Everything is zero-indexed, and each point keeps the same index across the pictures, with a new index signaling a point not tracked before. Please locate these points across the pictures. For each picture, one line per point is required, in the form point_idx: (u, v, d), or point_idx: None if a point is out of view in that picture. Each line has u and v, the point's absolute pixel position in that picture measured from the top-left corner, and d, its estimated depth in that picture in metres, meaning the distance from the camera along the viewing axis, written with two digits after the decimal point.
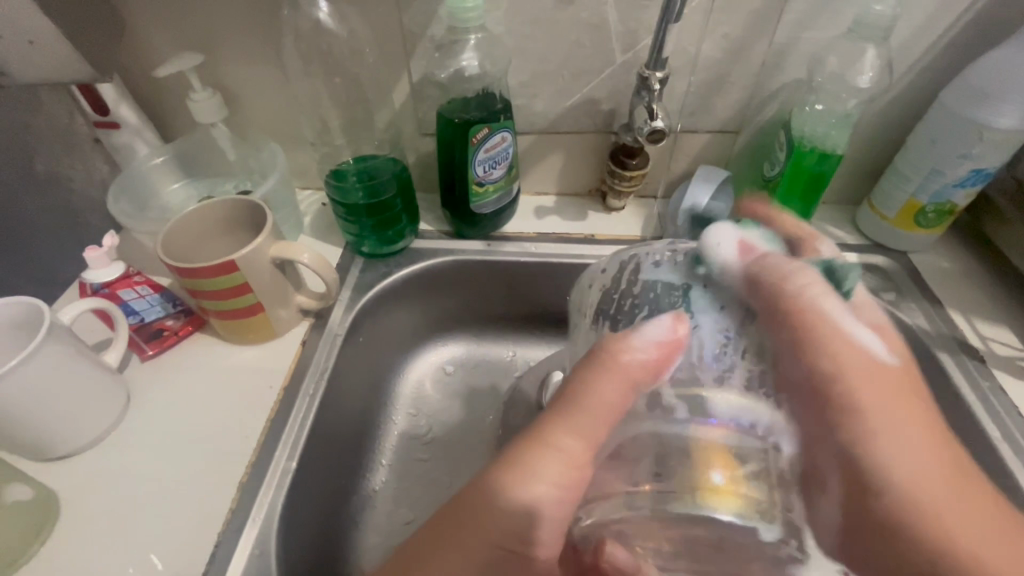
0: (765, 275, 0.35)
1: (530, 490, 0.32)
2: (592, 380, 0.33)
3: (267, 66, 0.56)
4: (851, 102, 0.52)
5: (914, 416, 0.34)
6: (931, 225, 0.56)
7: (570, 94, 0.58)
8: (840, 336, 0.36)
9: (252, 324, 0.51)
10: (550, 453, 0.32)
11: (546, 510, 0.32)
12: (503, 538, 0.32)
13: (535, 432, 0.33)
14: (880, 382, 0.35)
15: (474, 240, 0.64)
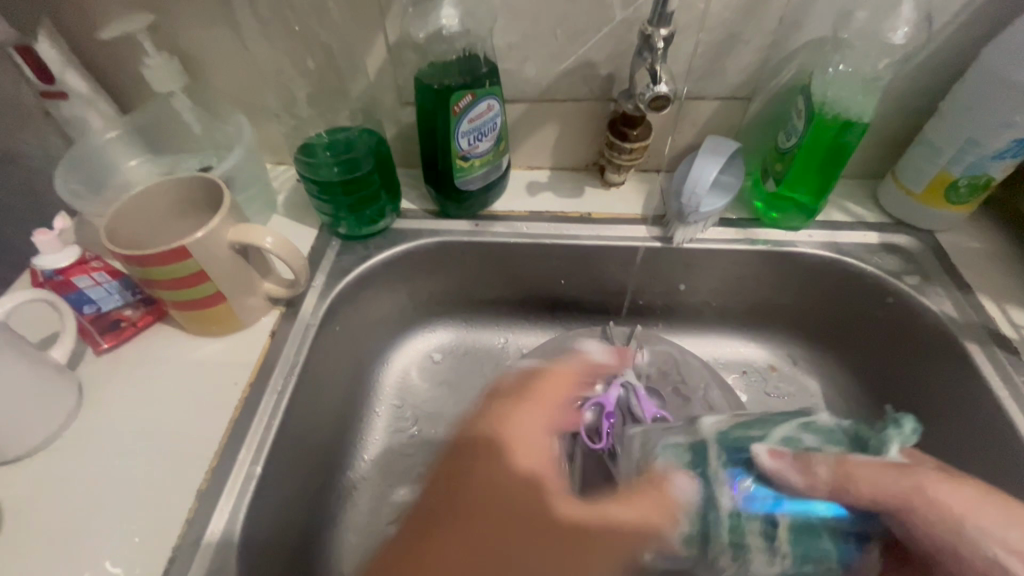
0: (847, 478, 0.35)
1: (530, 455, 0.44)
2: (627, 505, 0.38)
3: (226, 27, 0.51)
4: (882, 63, 0.46)
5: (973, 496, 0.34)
6: (962, 201, 0.51)
7: (563, 57, 0.52)
8: (866, 470, 0.35)
9: (216, 315, 0.47)
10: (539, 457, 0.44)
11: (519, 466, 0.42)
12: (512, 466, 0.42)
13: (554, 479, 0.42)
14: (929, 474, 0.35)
15: (461, 220, 0.59)
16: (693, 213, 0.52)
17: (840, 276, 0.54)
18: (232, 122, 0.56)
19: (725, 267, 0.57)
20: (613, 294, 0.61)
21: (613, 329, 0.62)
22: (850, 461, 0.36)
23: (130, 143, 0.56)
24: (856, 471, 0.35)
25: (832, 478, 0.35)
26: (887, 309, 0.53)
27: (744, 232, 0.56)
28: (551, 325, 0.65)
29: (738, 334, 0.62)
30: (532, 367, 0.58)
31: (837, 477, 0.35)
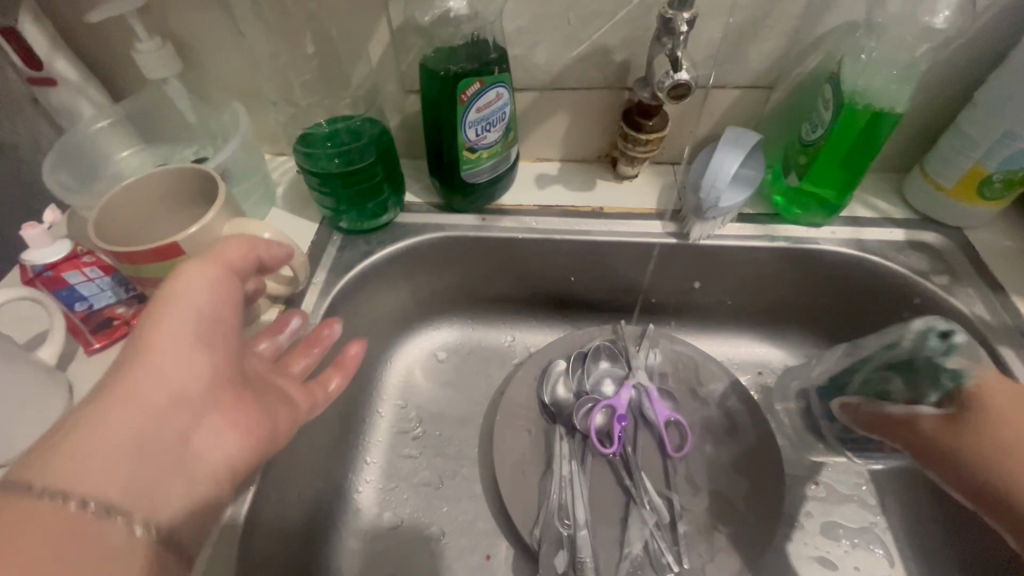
0: (880, 425, 0.44)
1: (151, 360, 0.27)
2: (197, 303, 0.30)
3: (220, 11, 0.48)
4: (920, 49, 0.43)
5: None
6: (995, 197, 0.48)
7: (575, 43, 0.49)
8: (899, 423, 0.42)
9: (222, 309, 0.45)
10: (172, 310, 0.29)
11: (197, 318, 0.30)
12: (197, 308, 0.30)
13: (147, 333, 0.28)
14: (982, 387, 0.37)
15: (467, 214, 0.56)
16: (711, 208, 0.49)
17: (863, 275, 0.52)
18: (228, 111, 0.53)
19: (743, 264, 0.54)
20: (624, 292, 0.59)
21: (625, 327, 0.58)
22: (892, 413, 0.42)
23: (122, 133, 0.54)
24: (894, 421, 0.42)
25: (874, 427, 0.44)
26: (913, 310, 0.51)
27: (763, 229, 0.53)
28: (559, 323, 0.63)
29: (753, 333, 0.60)
30: (542, 365, 0.56)
31: (881, 430, 0.44)
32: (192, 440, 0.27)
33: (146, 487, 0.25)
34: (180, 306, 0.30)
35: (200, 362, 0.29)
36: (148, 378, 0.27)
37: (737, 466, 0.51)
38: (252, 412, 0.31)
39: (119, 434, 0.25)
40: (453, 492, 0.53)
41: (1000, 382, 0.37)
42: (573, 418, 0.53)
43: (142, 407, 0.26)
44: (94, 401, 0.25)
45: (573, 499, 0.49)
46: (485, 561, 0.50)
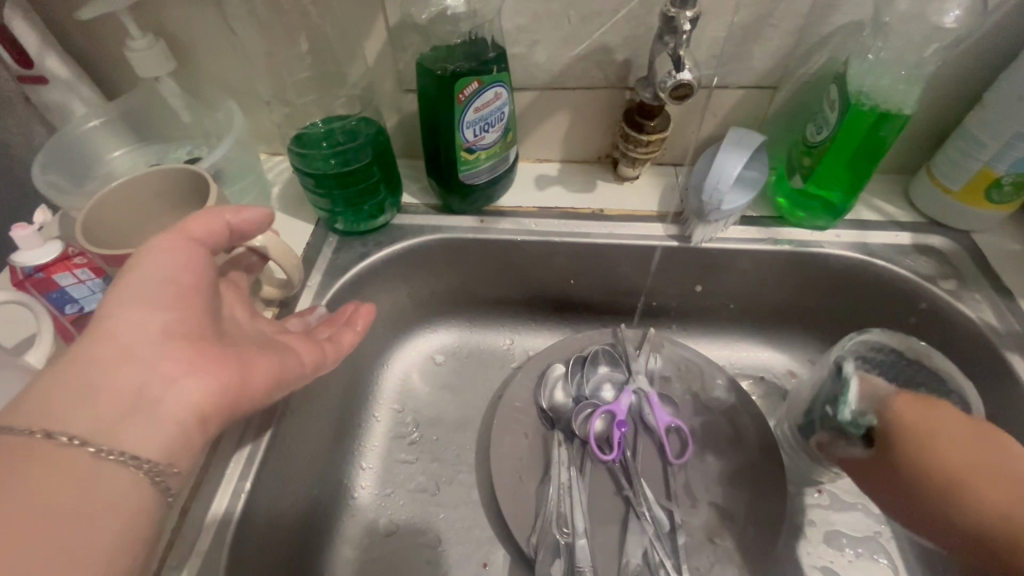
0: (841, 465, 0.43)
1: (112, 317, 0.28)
2: (161, 262, 0.30)
3: (214, 8, 0.47)
4: (929, 49, 0.42)
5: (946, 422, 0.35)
6: (1004, 200, 0.47)
7: (576, 41, 0.48)
8: (856, 466, 0.41)
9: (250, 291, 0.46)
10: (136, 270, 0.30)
11: (159, 277, 0.30)
12: (159, 268, 0.30)
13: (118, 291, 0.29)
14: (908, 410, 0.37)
15: (465, 216, 0.55)
16: (714, 211, 0.48)
17: (869, 279, 0.51)
18: (222, 110, 0.53)
19: (746, 267, 0.53)
20: (625, 295, 0.58)
21: (625, 331, 0.57)
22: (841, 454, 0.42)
23: (115, 131, 0.53)
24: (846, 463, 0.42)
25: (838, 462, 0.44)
26: (920, 316, 0.50)
27: (767, 232, 0.52)
28: (559, 326, 0.62)
29: (756, 337, 0.59)
30: (540, 369, 0.55)
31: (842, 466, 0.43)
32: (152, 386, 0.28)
33: (107, 429, 0.26)
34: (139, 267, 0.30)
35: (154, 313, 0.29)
36: (109, 334, 0.28)
37: (739, 473, 0.50)
38: (220, 361, 0.30)
39: (84, 381, 0.27)
40: (451, 499, 0.52)
41: (918, 415, 0.36)
42: (572, 423, 0.52)
43: (101, 358, 0.27)
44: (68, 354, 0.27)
45: (571, 507, 0.48)
46: (482, 569, 0.49)
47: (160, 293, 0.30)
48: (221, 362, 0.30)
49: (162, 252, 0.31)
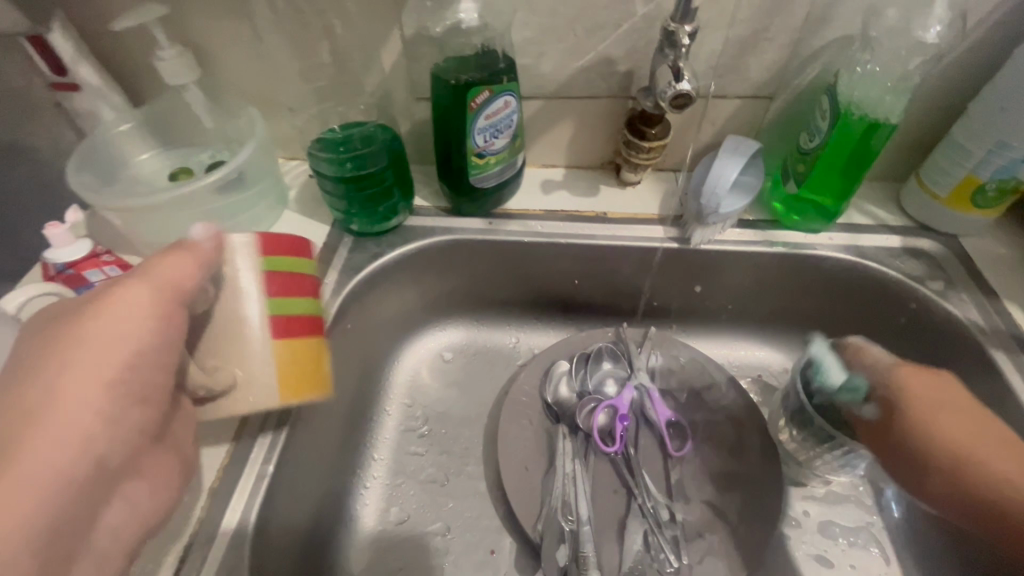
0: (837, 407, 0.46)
1: (60, 430, 0.25)
2: (115, 349, 0.27)
3: (239, 21, 0.50)
4: (912, 63, 0.45)
5: (944, 396, 0.39)
6: (989, 205, 0.50)
7: (581, 53, 0.51)
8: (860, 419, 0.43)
9: (289, 366, 0.38)
10: (88, 362, 0.26)
11: (120, 372, 0.27)
12: (121, 365, 0.27)
13: (54, 388, 0.25)
14: (897, 383, 0.40)
15: (474, 218, 0.58)
16: (712, 214, 0.51)
17: (861, 280, 0.53)
18: (244, 115, 0.55)
19: (743, 268, 0.56)
20: (627, 295, 0.60)
21: (627, 330, 0.60)
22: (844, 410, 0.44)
23: (141, 136, 0.56)
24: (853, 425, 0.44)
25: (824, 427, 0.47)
26: (910, 315, 0.52)
27: (763, 234, 0.55)
28: (564, 325, 0.64)
29: (753, 336, 0.61)
30: (544, 365, 0.57)
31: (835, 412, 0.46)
32: (99, 504, 0.27)
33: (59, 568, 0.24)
34: (92, 361, 0.26)
35: (116, 428, 0.27)
36: (57, 451, 0.24)
37: (736, 466, 0.52)
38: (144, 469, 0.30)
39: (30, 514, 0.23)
40: (460, 489, 0.54)
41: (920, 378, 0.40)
42: (576, 417, 0.54)
43: (58, 483, 0.24)
44: None
45: (576, 496, 0.50)
46: (490, 556, 0.51)
47: (119, 399, 0.27)
48: (152, 463, 0.31)
49: (119, 339, 0.27)
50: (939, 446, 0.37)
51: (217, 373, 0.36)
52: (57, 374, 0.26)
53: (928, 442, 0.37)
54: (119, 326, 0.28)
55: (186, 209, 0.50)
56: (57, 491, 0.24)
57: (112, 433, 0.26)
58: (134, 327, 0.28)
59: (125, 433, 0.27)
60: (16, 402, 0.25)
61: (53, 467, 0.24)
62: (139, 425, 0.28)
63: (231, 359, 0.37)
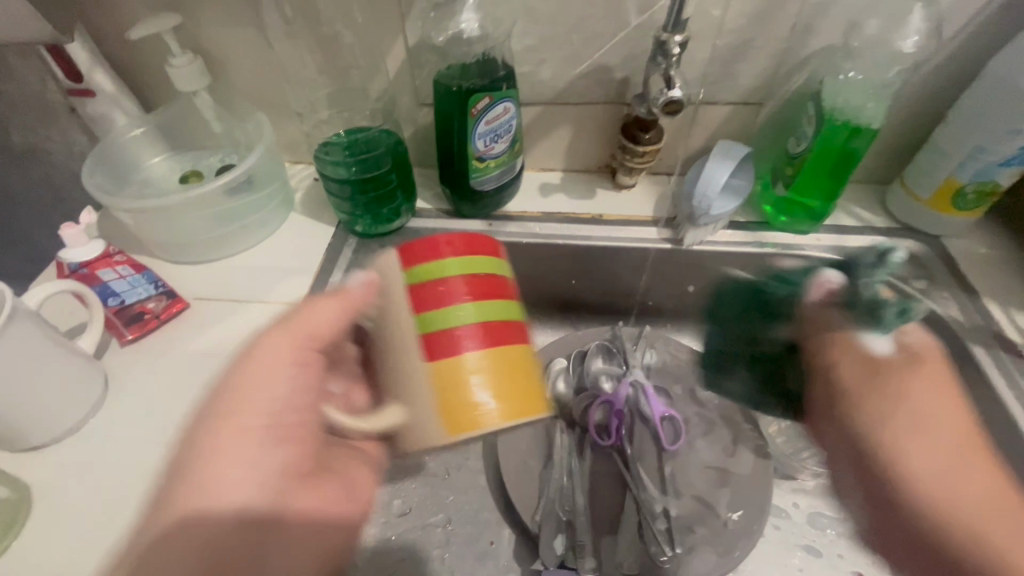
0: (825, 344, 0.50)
1: (223, 454, 0.33)
2: (263, 381, 0.35)
3: (250, 30, 0.52)
4: (891, 71, 0.47)
5: (946, 398, 0.43)
6: (969, 207, 0.52)
7: (578, 61, 0.53)
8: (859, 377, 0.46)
9: (441, 397, 0.29)
10: (250, 395, 0.35)
11: (272, 401, 0.35)
12: (270, 400, 0.35)
13: (219, 421, 0.34)
14: (892, 384, 0.44)
15: (475, 220, 0.60)
16: (703, 215, 0.53)
17: None
18: (252, 120, 0.57)
19: (734, 268, 0.58)
20: (623, 295, 0.62)
21: (623, 329, 0.61)
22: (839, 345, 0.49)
23: (153, 141, 0.57)
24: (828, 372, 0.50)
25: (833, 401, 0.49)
26: None
27: (753, 235, 0.57)
28: (562, 325, 0.66)
29: None
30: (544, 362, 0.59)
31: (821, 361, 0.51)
32: (253, 552, 0.32)
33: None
34: (255, 392, 0.35)
35: (286, 445, 0.36)
36: (224, 479, 0.32)
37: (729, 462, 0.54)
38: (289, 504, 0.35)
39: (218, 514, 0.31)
40: (461, 483, 0.56)
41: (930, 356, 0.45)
42: (573, 412, 0.56)
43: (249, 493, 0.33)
44: (184, 485, 0.32)
45: (573, 488, 0.52)
46: (490, 547, 0.52)
47: (282, 426, 0.36)
48: (305, 500, 0.36)
49: (273, 372, 0.36)
50: (901, 460, 0.41)
51: (387, 401, 0.32)
52: (232, 407, 0.35)
53: (901, 457, 0.41)
54: (264, 369, 0.36)
55: (197, 210, 0.52)
56: (228, 514, 0.32)
57: (256, 463, 0.34)
58: (286, 361, 0.36)
59: (254, 474, 0.33)
60: (204, 428, 0.34)
61: (220, 489, 0.32)
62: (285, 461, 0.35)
63: (395, 387, 0.31)
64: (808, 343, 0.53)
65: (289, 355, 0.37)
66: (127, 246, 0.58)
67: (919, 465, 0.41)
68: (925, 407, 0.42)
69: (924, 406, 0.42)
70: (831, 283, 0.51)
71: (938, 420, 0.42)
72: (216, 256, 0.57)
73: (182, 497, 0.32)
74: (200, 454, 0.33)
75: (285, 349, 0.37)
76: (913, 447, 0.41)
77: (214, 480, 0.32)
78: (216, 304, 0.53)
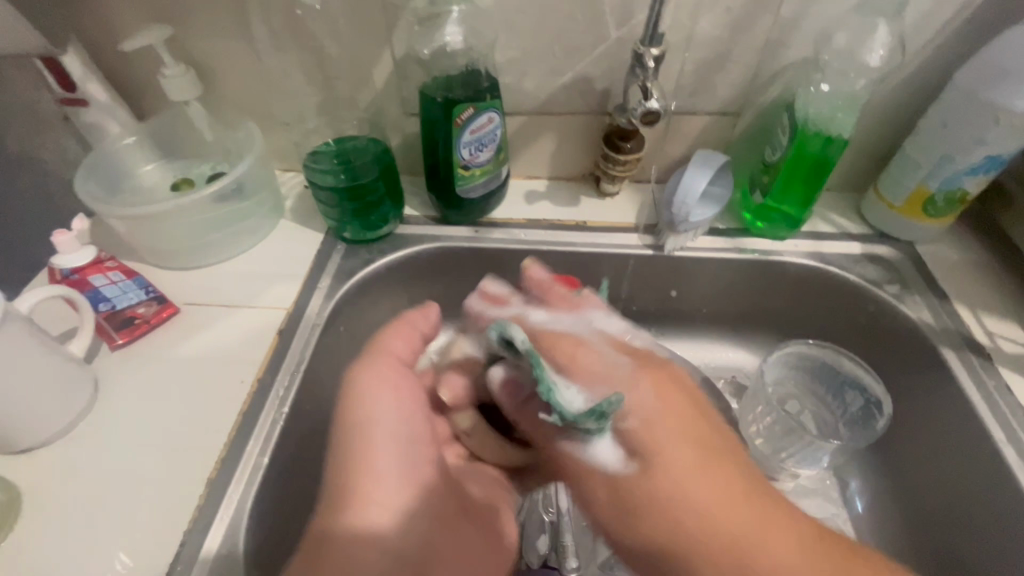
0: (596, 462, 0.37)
1: (377, 491, 0.38)
2: (380, 415, 0.41)
3: (241, 41, 0.54)
4: (860, 83, 0.49)
5: (699, 474, 0.35)
6: (939, 214, 0.54)
7: (561, 73, 0.55)
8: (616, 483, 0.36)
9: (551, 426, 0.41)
10: (377, 432, 0.40)
11: (392, 434, 0.41)
12: (375, 427, 0.40)
13: (360, 460, 0.39)
14: (637, 496, 0.35)
15: (462, 227, 0.61)
16: (683, 222, 0.54)
17: (824, 285, 0.57)
18: (243, 129, 0.58)
19: (714, 273, 0.59)
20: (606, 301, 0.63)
21: None
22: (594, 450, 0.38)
23: (146, 149, 0.59)
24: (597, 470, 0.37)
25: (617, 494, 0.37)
26: (870, 317, 0.55)
27: (733, 241, 0.58)
28: None
29: (726, 339, 0.64)
30: None
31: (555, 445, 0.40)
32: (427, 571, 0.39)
33: None
34: (377, 429, 0.40)
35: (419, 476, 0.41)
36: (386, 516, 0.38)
37: None
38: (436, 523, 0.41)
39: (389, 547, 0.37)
40: None
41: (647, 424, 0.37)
42: None
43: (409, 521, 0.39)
44: (347, 523, 0.37)
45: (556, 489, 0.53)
46: None
47: (409, 456, 0.41)
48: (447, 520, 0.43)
49: (380, 411, 0.41)
50: (676, 490, 0.35)
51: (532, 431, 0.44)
52: (363, 445, 0.39)
53: (674, 496, 0.34)
54: (378, 404, 0.41)
55: (188, 217, 0.53)
56: (398, 511, 0.38)
57: (407, 474, 0.40)
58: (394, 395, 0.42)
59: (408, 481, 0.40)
60: (347, 469, 0.38)
61: (387, 523, 0.37)
62: (426, 485, 0.41)
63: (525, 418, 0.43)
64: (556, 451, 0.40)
65: (396, 381, 0.43)
66: (118, 252, 0.59)
67: (687, 497, 0.34)
68: (669, 455, 0.35)
69: (673, 500, 0.35)
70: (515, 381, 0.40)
71: (676, 459, 0.35)
72: (207, 262, 0.58)
73: (356, 536, 0.36)
74: (354, 470, 0.39)
75: (380, 382, 0.42)
76: (678, 479, 0.35)
77: (380, 492, 0.38)
78: (206, 309, 0.54)
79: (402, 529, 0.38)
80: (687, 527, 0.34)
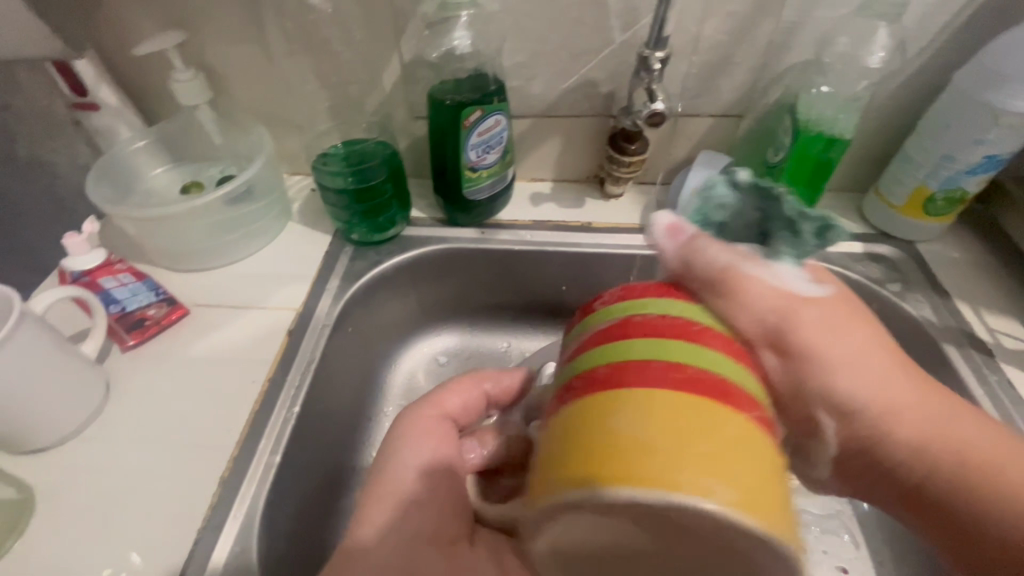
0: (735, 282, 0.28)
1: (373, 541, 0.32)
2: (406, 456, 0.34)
3: (251, 46, 0.54)
4: (861, 84, 0.50)
5: (869, 350, 0.30)
6: (939, 213, 0.54)
7: (567, 76, 0.55)
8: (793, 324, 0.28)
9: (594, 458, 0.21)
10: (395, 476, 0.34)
11: (421, 480, 0.34)
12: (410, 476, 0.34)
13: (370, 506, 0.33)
14: (820, 326, 0.29)
15: (468, 228, 0.62)
16: None
17: None
18: (252, 133, 0.59)
19: None
20: None
21: None
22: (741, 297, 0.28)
23: (155, 153, 0.59)
24: (746, 303, 0.28)
25: (719, 286, 0.28)
26: None
27: None
28: (554, 330, 0.67)
29: None
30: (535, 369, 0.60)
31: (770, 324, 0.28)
32: None
33: None
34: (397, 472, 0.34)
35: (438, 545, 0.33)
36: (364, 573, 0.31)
37: None
38: None
39: None
40: None
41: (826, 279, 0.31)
42: None
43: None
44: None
45: None
46: None
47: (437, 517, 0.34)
48: None
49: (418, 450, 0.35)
50: (851, 362, 0.29)
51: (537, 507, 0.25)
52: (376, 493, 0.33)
53: (844, 353, 0.30)
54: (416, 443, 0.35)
55: (198, 218, 0.53)
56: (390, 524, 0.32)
57: (426, 475, 0.34)
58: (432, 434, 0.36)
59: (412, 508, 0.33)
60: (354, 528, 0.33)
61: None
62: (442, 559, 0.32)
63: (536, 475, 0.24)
64: (718, 302, 0.28)
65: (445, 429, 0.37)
66: (128, 255, 0.59)
67: (859, 362, 0.30)
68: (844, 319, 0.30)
69: (841, 353, 0.29)
70: (685, 226, 0.31)
71: (846, 328, 0.30)
72: (214, 264, 0.58)
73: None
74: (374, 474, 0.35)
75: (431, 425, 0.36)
76: (840, 351, 0.29)
77: (395, 472, 0.34)
78: (216, 310, 0.54)
79: (388, 547, 0.32)
80: (851, 382, 0.30)
